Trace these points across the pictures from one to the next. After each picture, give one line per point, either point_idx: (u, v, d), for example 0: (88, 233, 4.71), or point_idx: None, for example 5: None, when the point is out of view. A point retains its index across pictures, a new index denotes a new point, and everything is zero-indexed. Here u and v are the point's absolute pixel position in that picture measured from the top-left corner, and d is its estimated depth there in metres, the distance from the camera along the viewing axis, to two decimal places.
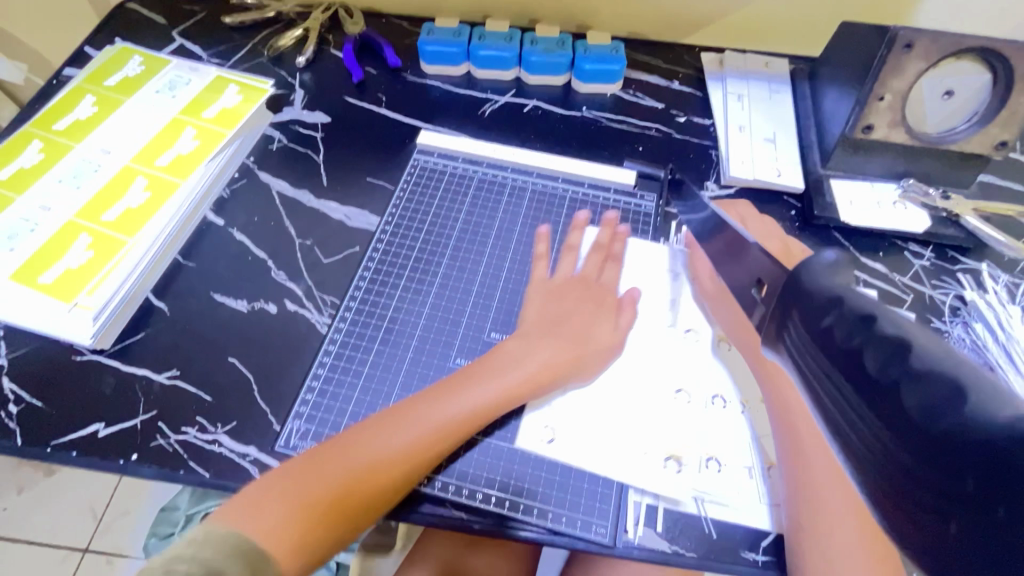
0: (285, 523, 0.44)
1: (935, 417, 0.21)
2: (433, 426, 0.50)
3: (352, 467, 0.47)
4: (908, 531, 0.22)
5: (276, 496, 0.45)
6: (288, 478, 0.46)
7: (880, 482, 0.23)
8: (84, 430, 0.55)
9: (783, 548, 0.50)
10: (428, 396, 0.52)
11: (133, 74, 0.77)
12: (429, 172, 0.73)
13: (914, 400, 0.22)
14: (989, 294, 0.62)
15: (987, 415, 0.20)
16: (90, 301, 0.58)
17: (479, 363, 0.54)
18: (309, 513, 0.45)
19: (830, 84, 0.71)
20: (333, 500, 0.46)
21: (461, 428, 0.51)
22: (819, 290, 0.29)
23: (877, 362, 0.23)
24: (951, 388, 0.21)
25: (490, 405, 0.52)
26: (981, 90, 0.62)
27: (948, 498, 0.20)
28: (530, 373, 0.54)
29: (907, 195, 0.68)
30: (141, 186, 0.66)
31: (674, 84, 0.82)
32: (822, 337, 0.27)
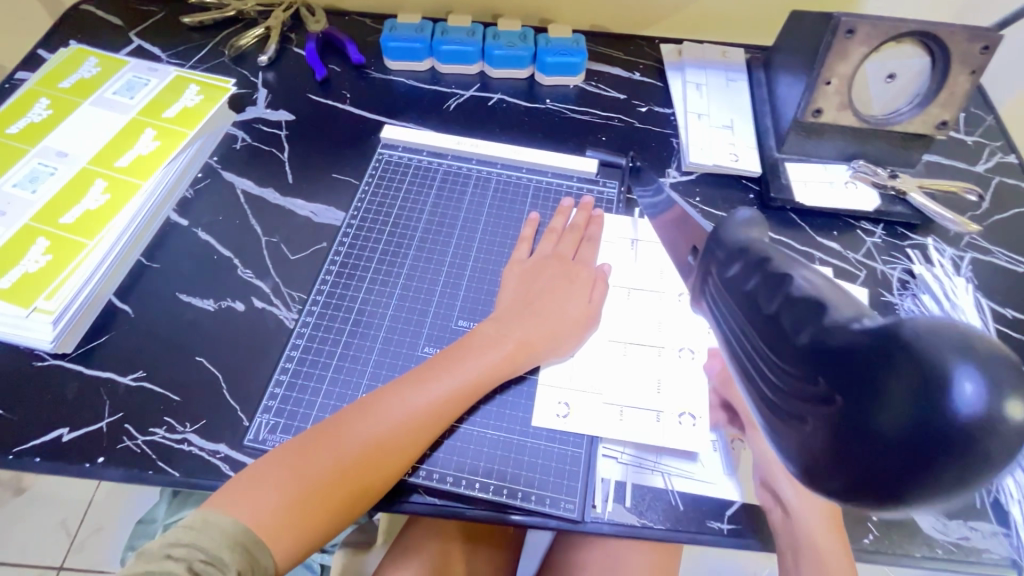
0: (279, 510, 0.45)
1: (800, 332, 0.24)
2: (415, 408, 0.51)
3: (337, 452, 0.48)
4: (791, 441, 0.24)
5: (267, 485, 0.46)
6: (274, 466, 0.47)
7: (766, 398, 0.26)
8: (48, 435, 0.54)
9: (746, 516, 0.51)
10: (408, 380, 0.53)
11: (89, 76, 0.75)
12: (394, 166, 0.73)
13: (789, 318, 0.25)
14: (936, 267, 0.65)
15: (843, 326, 0.23)
16: (49, 305, 0.57)
17: (457, 345, 0.55)
18: (299, 501, 0.45)
19: (782, 71, 0.74)
20: (325, 485, 0.46)
21: (442, 410, 0.52)
22: (726, 238, 0.32)
23: (765, 295, 0.26)
24: (815, 307, 0.24)
25: (470, 386, 0.53)
26: (921, 73, 0.65)
27: (812, 400, 0.23)
28: (506, 352, 0.55)
29: (858, 175, 0.70)
30: (100, 188, 0.65)
31: (635, 75, 0.84)
32: (729, 283, 0.29)
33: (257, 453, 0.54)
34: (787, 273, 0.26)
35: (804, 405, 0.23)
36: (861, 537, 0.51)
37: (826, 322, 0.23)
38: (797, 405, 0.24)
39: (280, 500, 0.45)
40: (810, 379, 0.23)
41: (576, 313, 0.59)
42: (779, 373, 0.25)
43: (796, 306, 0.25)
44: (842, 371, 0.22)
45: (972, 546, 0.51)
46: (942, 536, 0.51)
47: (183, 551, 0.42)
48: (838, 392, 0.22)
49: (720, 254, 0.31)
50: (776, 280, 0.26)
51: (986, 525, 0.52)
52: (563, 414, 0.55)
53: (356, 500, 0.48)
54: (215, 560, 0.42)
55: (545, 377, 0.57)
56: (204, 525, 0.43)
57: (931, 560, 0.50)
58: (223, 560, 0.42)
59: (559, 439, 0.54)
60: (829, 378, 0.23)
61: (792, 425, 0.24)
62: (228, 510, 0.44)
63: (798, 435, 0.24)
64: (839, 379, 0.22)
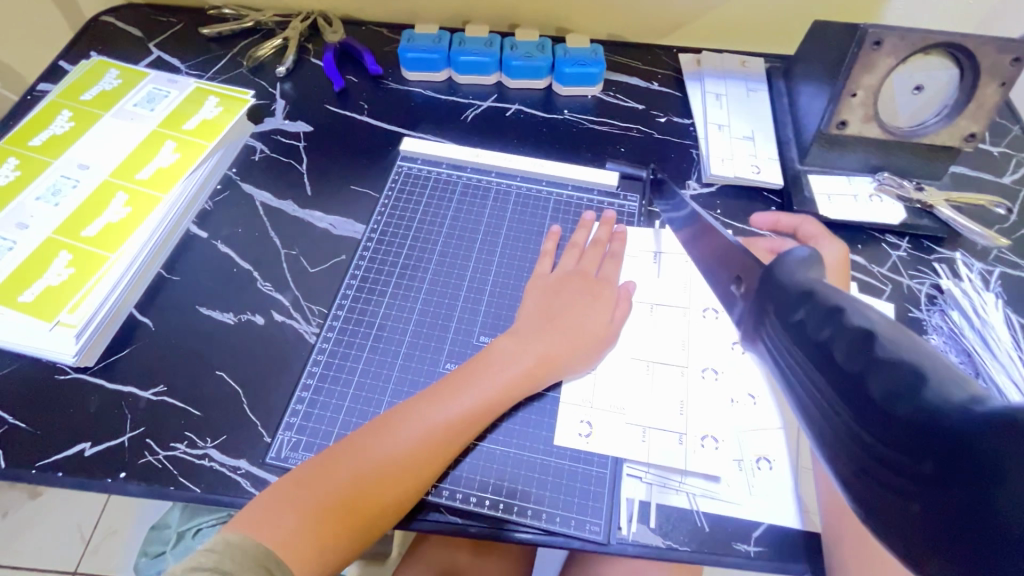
0: (300, 532, 0.45)
1: (897, 401, 0.20)
2: (434, 425, 0.50)
3: (358, 472, 0.47)
4: (903, 531, 0.19)
5: (289, 506, 0.46)
6: (295, 486, 0.47)
7: (845, 460, 0.22)
8: (70, 449, 0.54)
9: (776, 539, 0.50)
10: (426, 397, 0.52)
11: (110, 88, 0.76)
12: (413, 178, 0.73)
13: (880, 385, 0.20)
14: (964, 282, 0.64)
15: (943, 395, 0.19)
16: (72, 319, 0.57)
17: (475, 360, 0.55)
18: (319, 521, 0.45)
19: (804, 82, 0.73)
20: (346, 505, 0.46)
21: (461, 427, 0.51)
22: (784, 281, 0.29)
23: (845, 351, 0.22)
24: (913, 372, 0.20)
25: (490, 402, 0.53)
26: (948, 86, 0.64)
27: (914, 481, 0.19)
28: (528, 368, 0.55)
29: (883, 188, 0.69)
30: (121, 201, 0.65)
31: (653, 85, 0.83)
32: (794, 331, 0.26)
33: (279, 470, 0.54)
34: (842, 308, 0.24)
35: (896, 477, 0.20)
36: None
37: (929, 394, 0.19)
38: (889, 479, 0.20)
39: (301, 520, 0.45)
40: (913, 455, 0.19)
41: (598, 329, 0.58)
42: (865, 440, 0.21)
43: (887, 371, 0.20)
44: (955, 454, 0.18)
45: None
46: None
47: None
48: (955, 479, 0.18)
49: (781, 297, 0.28)
50: (863, 339, 0.22)
51: None
52: (585, 433, 0.55)
53: (377, 519, 0.47)
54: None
55: (568, 394, 0.57)
56: (225, 548, 0.42)
57: None
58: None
59: (583, 459, 0.54)
60: (939, 461, 0.18)
61: (889, 505, 0.20)
62: (250, 531, 0.44)
63: (895, 516, 0.20)
64: (950, 461, 0.18)
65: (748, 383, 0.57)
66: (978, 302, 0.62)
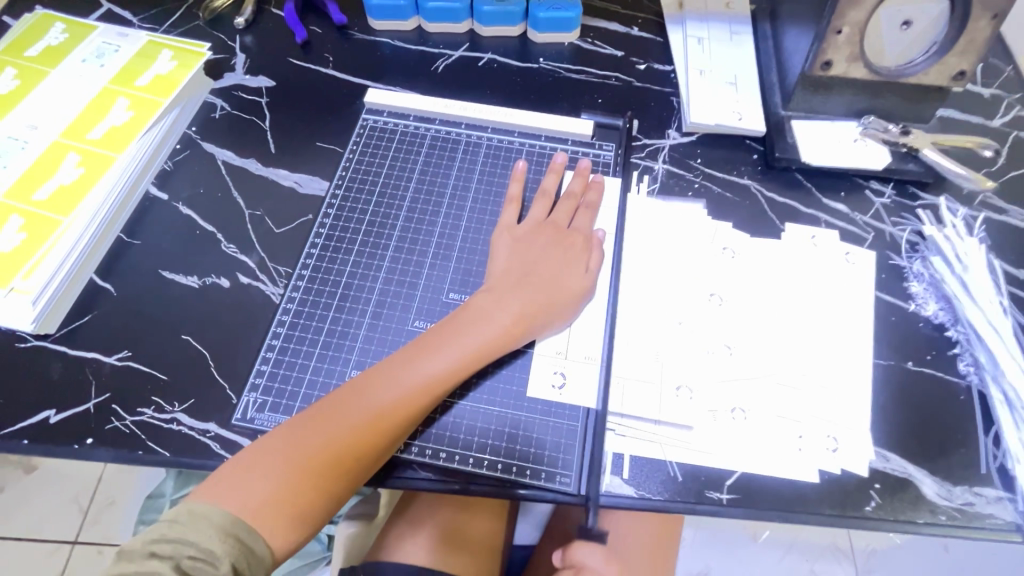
0: (275, 499, 0.44)
1: None
2: (407, 388, 0.49)
3: (333, 436, 0.47)
4: None
5: (261, 472, 0.45)
6: (265, 455, 0.45)
7: None
8: (34, 417, 0.53)
9: (748, 487, 0.51)
10: (398, 359, 0.51)
11: (57, 43, 0.71)
12: (379, 132, 0.70)
13: None
14: (948, 228, 0.62)
15: None
16: (26, 286, 0.55)
17: (449, 321, 0.53)
18: (294, 488, 0.45)
19: (791, 21, 0.69)
20: (323, 469, 0.46)
21: (436, 387, 0.50)
22: None
23: None
24: None
25: (466, 361, 0.51)
26: (938, 19, 0.60)
27: None
28: (502, 324, 0.53)
29: (868, 132, 0.66)
30: (73, 162, 0.62)
31: (634, 31, 0.79)
32: None
33: (247, 431, 0.53)
34: None
35: None
36: (864, 504, 0.50)
37: None
38: None
39: (273, 490, 0.44)
40: None
41: (570, 284, 0.56)
42: None
43: None
44: None
45: (977, 511, 0.50)
46: (946, 502, 0.51)
47: (169, 548, 0.40)
48: None
49: None
50: None
51: (991, 491, 0.51)
52: (558, 384, 0.54)
53: (353, 483, 0.47)
54: (206, 553, 0.40)
55: (541, 350, 0.56)
56: (192, 519, 0.42)
57: (933, 526, 0.50)
58: (215, 555, 0.41)
59: (554, 412, 0.53)
60: None
61: None
62: (218, 501, 0.43)
63: None
64: None
65: (724, 334, 0.57)
66: (960, 248, 0.61)
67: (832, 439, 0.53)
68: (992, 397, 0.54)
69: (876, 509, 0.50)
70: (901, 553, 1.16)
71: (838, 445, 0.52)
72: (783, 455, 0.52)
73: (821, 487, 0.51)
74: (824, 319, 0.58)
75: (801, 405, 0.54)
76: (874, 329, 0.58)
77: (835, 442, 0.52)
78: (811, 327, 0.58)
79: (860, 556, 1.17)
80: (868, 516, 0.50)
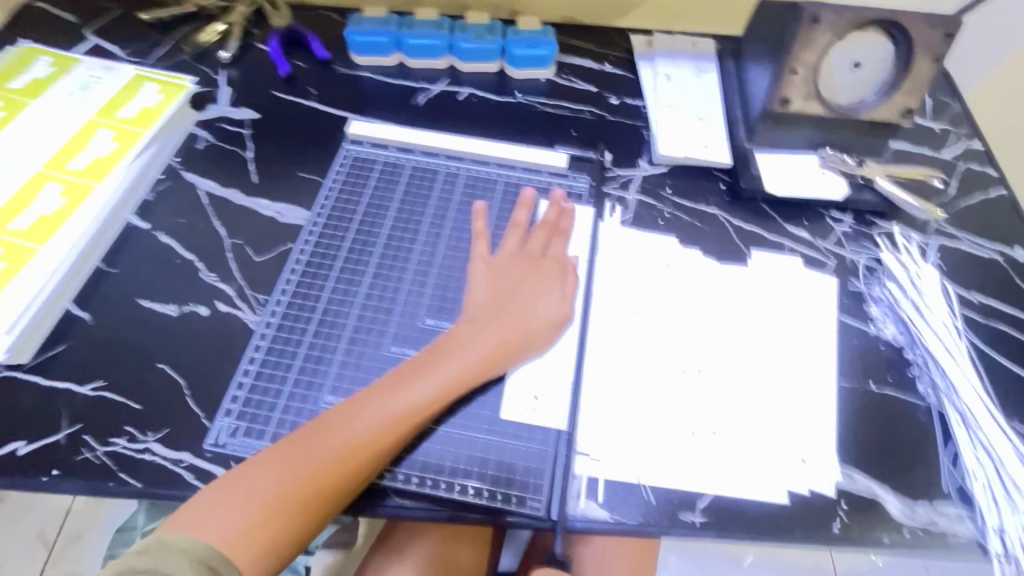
0: (249, 530, 0.44)
1: None
2: (388, 417, 0.50)
3: (311, 466, 0.47)
4: None
5: (237, 502, 0.45)
6: (243, 484, 0.46)
7: None
8: (3, 449, 0.52)
9: (719, 508, 0.52)
10: (380, 388, 0.51)
11: (42, 75, 0.73)
12: (360, 162, 0.72)
13: None
14: (902, 255, 0.66)
15: None
16: (1, 315, 0.55)
17: (431, 350, 0.54)
18: (269, 519, 0.45)
19: (751, 61, 0.74)
20: (300, 500, 0.46)
21: (416, 415, 0.51)
22: None
23: None
24: None
25: (446, 389, 0.52)
26: (883, 64, 0.66)
27: None
28: (482, 353, 0.54)
29: (827, 165, 0.70)
30: (54, 192, 0.63)
31: (606, 67, 0.83)
32: None
33: (220, 458, 0.53)
34: None
35: None
36: (830, 524, 0.52)
37: None
38: None
39: (250, 518, 0.44)
40: None
41: (546, 314, 0.58)
42: None
43: None
44: None
45: (939, 529, 0.52)
46: (910, 520, 0.52)
47: None
48: None
49: None
50: None
51: (952, 508, 0.53)
52: (531, 407, 0.55)
53: (328, 512, 0.47)
54: None
55: (516, 374, 0.57)
56: (168, 552, 0.42)
57: (899, 544, 0.51)
58: None
59: (526, 436, 0.54)
60: None
61: None
62: (194, 531, 0.43)
63: None
64: None
65: (694, 357, 0.59)
66: (913, 273, 0.65)
67: (800, 459, 0.54)
68: (950, 417, 0.56)
69: (843, 528, 0.51)
70: None
71: (806, 465, 0.54)
72: (753, 475, 0.53)
73: (791, 508, 0.52)
74: (789, 343, 0.60)
75: (769, 426, 0.56)
76: (837, 351, 0.60)
77: (803, 462, 0.54)
78: (777, 351, 0.60)
79: None
80: (836, 535, 0.51)
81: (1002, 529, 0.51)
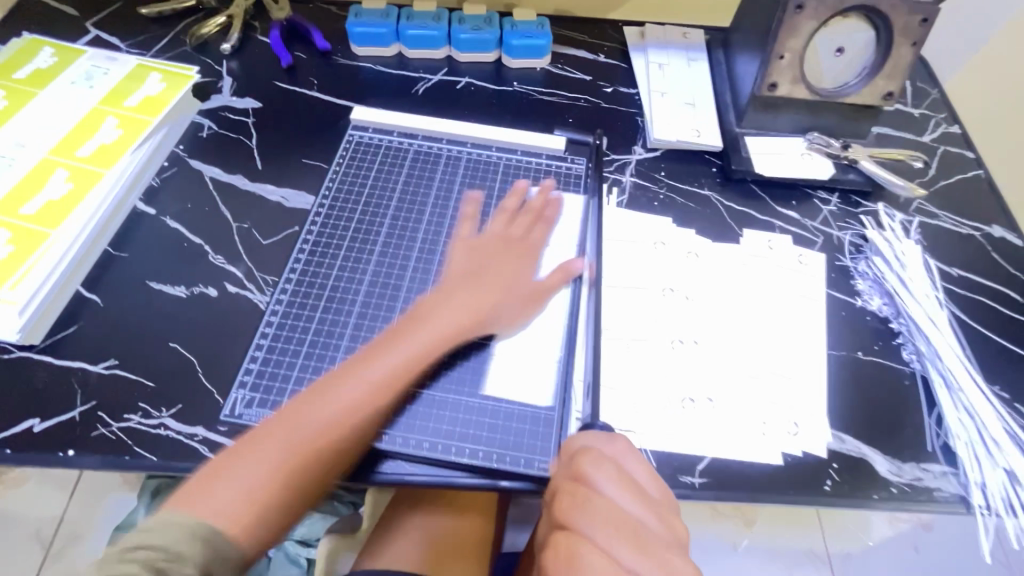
0: (241, 506, 0.44)
1: None
2: (369, 386, 0.51)
3: (298, 439, 0.48)
4: None
5: (227, 482, 0.45)
6: (227, 464, 0.46)
7: None
8: (18, 426, 0.53)
9: (717, 470, 0.54)
10: (358, 361, 0.53)
11: (45, 66, 0.74)
12: (364, 147, 0.73)
13: None
14: (887, 232, 0.69)
15: None
16: (13, 296, 0.56)
17: (406, 322, 0.56)
18: (257, 491, 0.45)
19: (740, 50, 0.77)
20: (292, 475, 0.46)
21: (398, 380, 0.53)
22: None
23: None
24: None
25: (422, 355, 0.54)
26: (866, 48, 0.68)
27: None
28: (456, 322, 0.57)
29: (812, 147, 0.73)
30: (62, 178, 0.64)
31: (600, 58, 0.86)
32: None
33: (235, 429, 0.54)
34: None
35: None
36: (822, 483, 0.54)
37: None
38: None
39: (241, 497, 0.44)
40: None
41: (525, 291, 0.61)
42: None
43: None
44: None
45: (925, 486, 0.55)
46: (897, 477, 0.55)
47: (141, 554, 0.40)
48: None
49: None
50: None
51: (936, 466, 0.56)
52: (537, 376, 0.57)
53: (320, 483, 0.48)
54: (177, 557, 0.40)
55: (521, 346, 0.59)
56: (164, 525, 0.42)
57: (887, 501, 0.54)
58: (186, 555, 0.40)
59: (532, 402, 0.56)
60: None
61: None
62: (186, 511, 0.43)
63: None
64: None
65: (690, 329, 0.61)
66: (898, 248, 0.67)
67: (793, 423, 0.57)
68: (933, 381, 0.59)
69: (834, 487, 0.54)
70: (874, 555, 1.20)
71: (798, 429, 0.56)
72: (748, 439, 0.55)
73: (786, 468, 0.54)
74: (780, 315, 0.63)
75: (763, 393, 0.58)
76: (826, 322, 0.63)
77: (796, 426, 0.56)
78: (769, 323, 0.62)
79: (835, 559, 1.20)
80: (828, 494, 0.54)
81: (983, 484, 0.55)
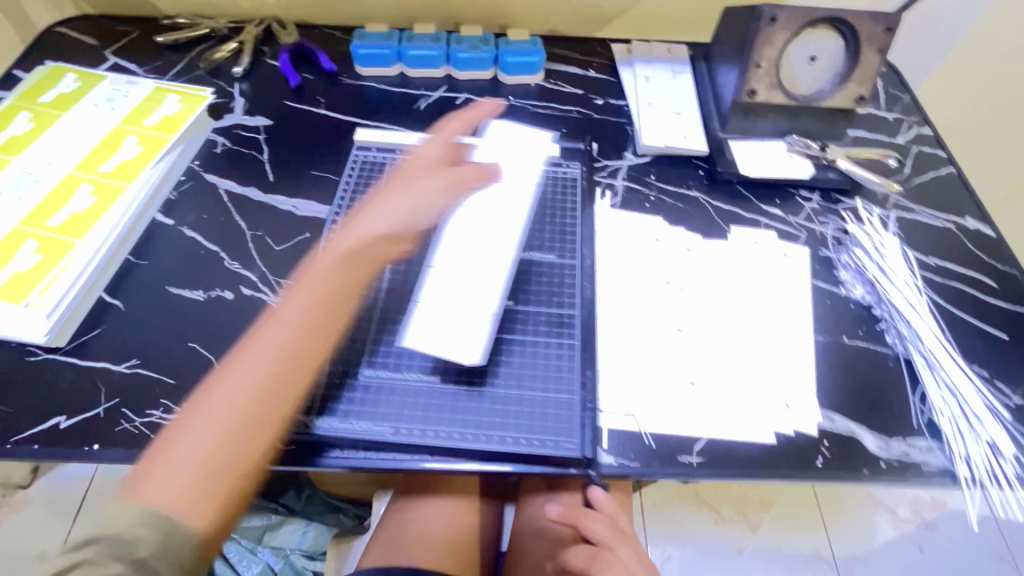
0: (170, 493, 0.46)
1: None
2: (268, 359, 0.51)
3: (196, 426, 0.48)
4: None
5: (157, 468, 0.47)
6: (170, 445, 0.48)
7: None
8: (45, 424, 0.56)
9: (714, 450, 0.57)
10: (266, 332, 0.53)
11: (69, 90, 0.78)
12: (370, 165, 0.77)
13: None
14: (865, 227, 0.73)
15: None
16: (42, 301, 0.59)
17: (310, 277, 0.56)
18: (197, 479, 0.46)
19: (720, 61, 0.82)
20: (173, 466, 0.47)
21: (292, 350, 0.52)
22: None
23: None
24: None
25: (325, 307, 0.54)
26: (836, 56, 0.74)
27: None
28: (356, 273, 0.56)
29: (794, 148, 0.77)
30: (86, 192, 0.68)
31: (590, 73, 0.91)
32: None
33: None
34: None
35: None
36: (814, 460, 0.57)
37: None
38: None
39: (164, 484, 0.46)
40: None
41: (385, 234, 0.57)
42: None
43: None
44: None
45: (913, 460, 0.57)
46: (886, 453, 0.57)
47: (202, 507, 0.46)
48: None
49: None
50: None
51: (923, 442, 0.58)
52: (546, 366, 0.60)
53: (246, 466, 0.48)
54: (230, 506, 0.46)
55: (525, 338, 0.62)
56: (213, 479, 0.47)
57: (878, 475, 0.56)
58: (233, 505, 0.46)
59: (542, 389, 0.58)
60: None
61: None
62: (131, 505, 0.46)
63: None
64: None
65: (683, 319, 0.65)
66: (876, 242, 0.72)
67: (784, 404, 0.59)
68: (915, 362, 0.62)
69: (826, 463, 0.57)
70: (880, 557, 1.20)
71: (789, 409, 0.59)
72: (742, 420, 0.58)
73: (778, 447, 0.57)
74: (768, 304, 0.66)
75: (754, 377, 0.61)
76: (812, 310, 0.66)
77: (787, 407, 0.59)
78: (758, 311, 0.66)
79: (842, 563, 1.19)
80: (820, 470, 0.56)
81: (967, 456, 0.58)
